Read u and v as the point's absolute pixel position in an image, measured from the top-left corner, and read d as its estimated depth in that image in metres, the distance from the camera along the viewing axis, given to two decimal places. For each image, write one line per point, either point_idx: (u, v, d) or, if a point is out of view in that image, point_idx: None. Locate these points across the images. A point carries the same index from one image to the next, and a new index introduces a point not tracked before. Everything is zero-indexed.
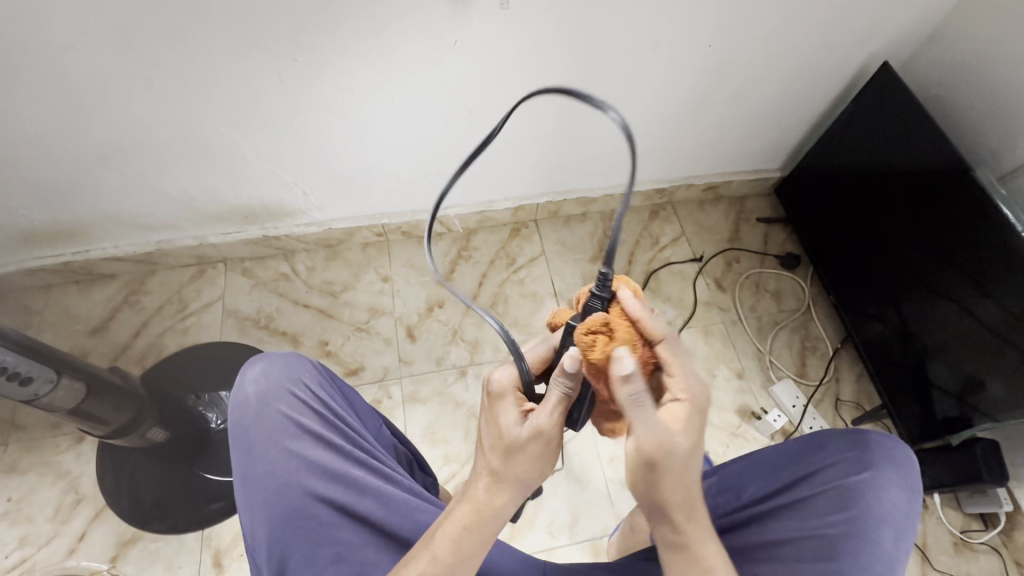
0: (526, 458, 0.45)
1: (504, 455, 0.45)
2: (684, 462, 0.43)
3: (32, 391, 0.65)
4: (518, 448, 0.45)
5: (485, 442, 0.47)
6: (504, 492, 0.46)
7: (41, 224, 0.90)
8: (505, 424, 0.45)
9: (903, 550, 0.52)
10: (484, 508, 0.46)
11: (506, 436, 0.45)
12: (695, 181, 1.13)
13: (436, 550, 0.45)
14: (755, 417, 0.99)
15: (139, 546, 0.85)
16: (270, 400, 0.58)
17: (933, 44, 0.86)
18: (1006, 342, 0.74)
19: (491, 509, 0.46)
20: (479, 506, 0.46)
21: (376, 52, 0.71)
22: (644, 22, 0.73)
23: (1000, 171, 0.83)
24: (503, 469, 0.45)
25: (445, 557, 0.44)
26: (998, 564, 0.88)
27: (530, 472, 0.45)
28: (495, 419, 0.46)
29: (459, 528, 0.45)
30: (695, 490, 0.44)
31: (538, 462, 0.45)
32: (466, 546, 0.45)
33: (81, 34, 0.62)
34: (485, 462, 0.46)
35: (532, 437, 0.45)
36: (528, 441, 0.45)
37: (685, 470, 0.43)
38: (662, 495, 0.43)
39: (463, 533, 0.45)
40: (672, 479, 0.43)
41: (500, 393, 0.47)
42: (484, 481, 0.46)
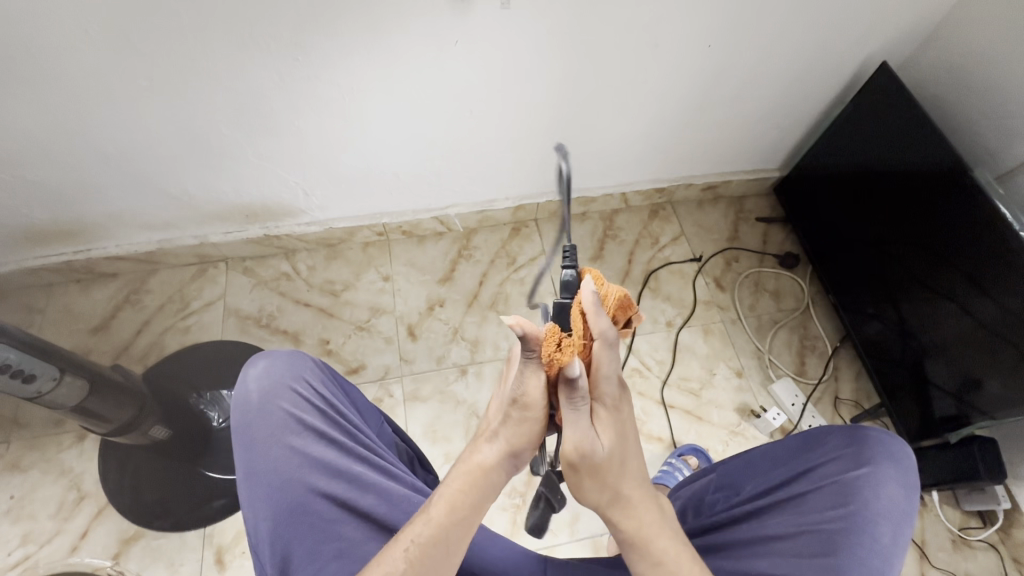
0: (515, 424, 0.45)
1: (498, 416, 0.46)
2: (604, 462, 0.44)
3: (35, 388, 0.65)
4: (506, 413, 0.45)
5: (490, 407, 0.49)
6: (496, 453, 0.46)
7: (43, 224, 0.90)
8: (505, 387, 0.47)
9: (901, 545, 0.52)
10: (475, 467, 0.46)
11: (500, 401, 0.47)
12: (694, 181, 1.14)
13: (431, 512, 0.46)
14: (754, 415, 0.99)
15: (141, 544, 0.85)
16: (272, 397, 0.59)
17: (931, 45, 0.87)
18: (1004, 340, 0.75)
19: (483, 469, 0.46)
20: (471, 466, 0.46)
21: (376, 50, 0.71)
22: (643, 22, 0.74)
23: (998, 171, 0.83)
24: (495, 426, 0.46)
25: (439, 516, 0.45)
26: (996, 561, 0.89)
27: (520, 439, 0.45)
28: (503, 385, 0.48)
29: (456, 490, 0.46)
30: (626, 487, 0.46)
31: (528, 432, 0.45)
32: (460, 505, 0.46)
33: (83, 33, 0.62)
34: (486, 425, 0.48)
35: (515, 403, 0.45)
36: (514, 408, 0.45)
37: (606, 469, 0.44)
38: (590, 494, 0.45)
39: (458, 494, 0.46)
40: (596, 475, 0.44)
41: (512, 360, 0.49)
42: (481, 442, 0.47)
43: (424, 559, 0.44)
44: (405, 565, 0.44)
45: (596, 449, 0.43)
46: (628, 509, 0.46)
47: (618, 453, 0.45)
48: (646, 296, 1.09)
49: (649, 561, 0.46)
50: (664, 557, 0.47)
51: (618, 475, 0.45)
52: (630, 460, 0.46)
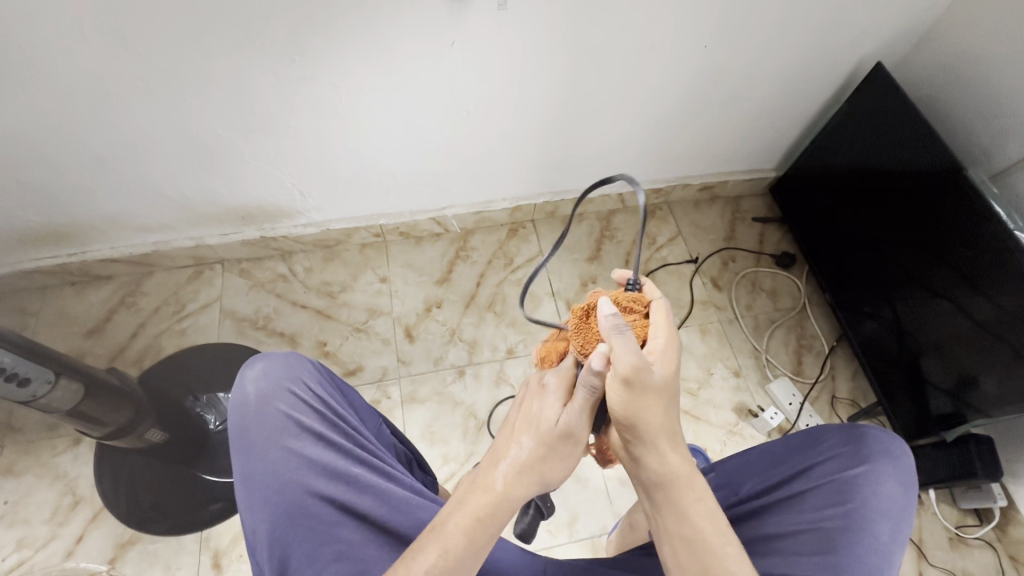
0: (553, 454, 0.48)
1: (533, 448, 0.48)
2: (661, 386, 0.49)
3: (30, 392, 0.64)
4: (550, 443, 0.48)
5: (512, 434, 0.50)
6: (525, 481, 0.48)
7: (38, 226, 0.90)
8: (545, 416, 0.49)
9: (900, 542, 0.52)
10: (499, 493, 0.47)
11: (539, 429, 0.49)
12: (691, 181, 1.14)
13: (447, 541, 0.45)
14: (752, 415, 0.99)
15: (137, 548, 0.85)
16: (269, 399, 0.58)
17: (925, 46, 0.87)
18: (999, 339, 0.75)
19: (507, 497, 0.47)
20: (495, 490, 0.47)
21: (372, 51, 0.71)
22: (640, 22, 0.74)
23: (992, 170, 0.84)
24: (526, 457, 0.48)
25: (456, 548, 0.44)
26: (993, 559, 0.89)
27: (554, 467, 0.49)
28: (533, 411, 0.50)
29: (470, 519, 0.46)
30: (671, 419, 0.50)
31: (564, 461, 0.49)
32: (479, 534, 0.45)
33: (78, 34, 0.62)
34: (508, 453, 0.49)
35: (563, 434, 0.48)
36: (559, 437, 0.48)
37: (662, 394, 0.49)
38: (649, 417, 0.48)
39: (475, 524, 0.46)
40: (655, 399, 0.48)
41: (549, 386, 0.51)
42: (506, 467, 0.48)
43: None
44: None
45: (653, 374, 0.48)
46: (671, 442, 0.49)
47: (671, 381, 0.50)
48: None
49: (684, 496, 0.48)
50: (700, 495, 0.49)
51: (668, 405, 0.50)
52: (674, 395, 0.51)
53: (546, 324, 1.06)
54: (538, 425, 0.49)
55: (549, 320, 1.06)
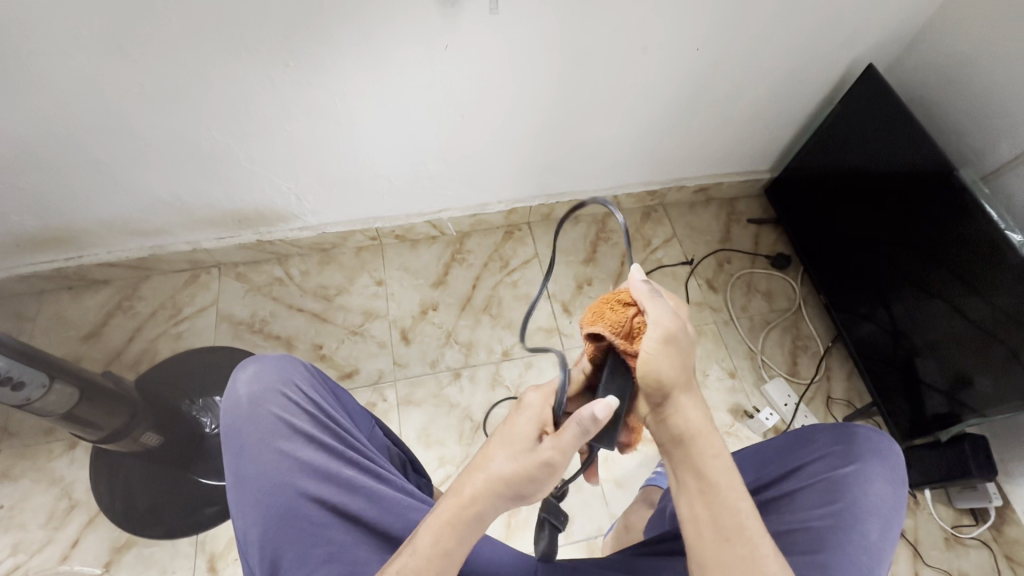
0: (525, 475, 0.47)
1: (504, 463, 0.47)
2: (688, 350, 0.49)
3: (25, 396, 0.65)
4: (522, 459, 0.47)
5: (489, 442, 0.49)
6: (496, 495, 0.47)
7: (34, 231, 0.90)
8: (521, 437, 0.48)
9: (890, 541, 0.52)
10: (469, 504, 0.46)
11: (511, 447, 0.48)
12: (686, 183, 1.14)
13: (418, 543, 0.46)
14: (747, 416, 1.00)
15: (133, 552, 0.85)
16: (262, 402, 0.59)
17: (915, 48, 0.88)
18: (995, 338, 0.75)
19: (476, 508, 0.46)
20: (466, 501, 0.46)
21: (365, 55, 0.71)
22: (632, 26, 0.74)
23: (983, 171, 0.84)
24: (496, 471, 0.47)
25: (426, 550, 0.45)
26: (989, 559, 0.89)
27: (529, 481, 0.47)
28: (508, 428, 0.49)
29: (441, 522, 0.46)
30: (693, 378, 0.50)
31: (537, 482, 0.47)
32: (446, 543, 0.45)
33: (74, 40, 0.62)
34: (483, 461, 0.48)
35: (538, 452, 0.47)
36: (531, 455, 0.47)
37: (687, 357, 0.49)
38: (673, 377, 0.48)
39: (444, 528, 0.46)
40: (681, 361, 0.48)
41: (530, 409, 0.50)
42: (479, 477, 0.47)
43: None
44: None
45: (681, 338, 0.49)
46: (694, 402, 0.49)
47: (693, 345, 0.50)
48: None
49: (705, 452, 0.48)
50: (720, 453, 0.48)
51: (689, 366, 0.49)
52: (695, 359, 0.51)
53: (541, 326, 1.06)
54: (515, 443, 0.48)
55: (545, 322, 1.06)
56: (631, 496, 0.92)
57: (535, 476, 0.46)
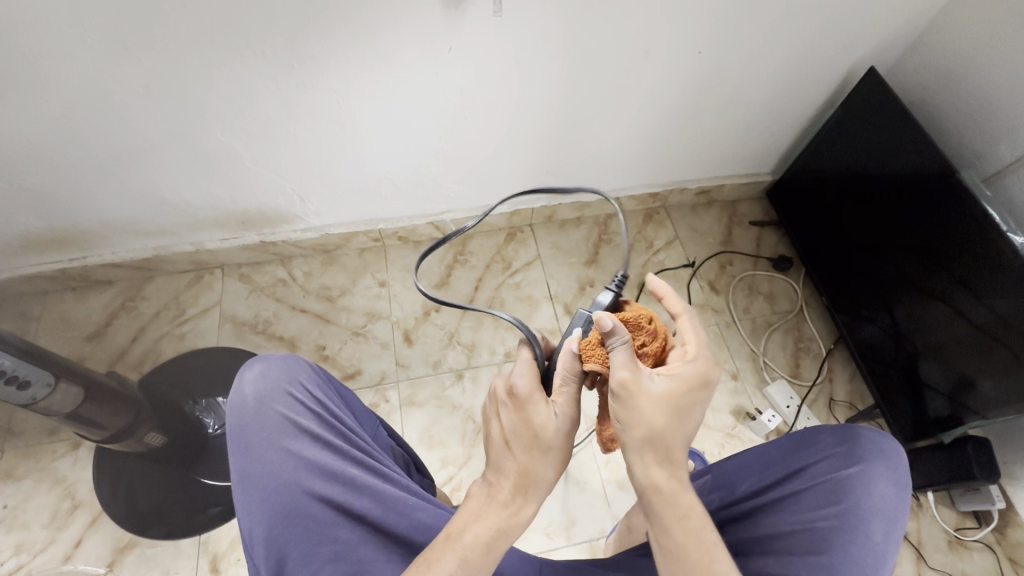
0: (557, 458, 0.51)
1: (537, 459, 0.51)
2: (651, 398, 0.48)
3: (30, 395, 0.65)
4: (557, 448, 0.51)
5: (511, 444, 0.52)
6: (533, 495, 0.51)
7: (39, 232, 0.90)
8: (541, 423, 0.51)
9: (894, 542, 0.52)
10: (517, 512, 0.50)
11: (542, 439, 0.51)
12: (688, 186, 1.15)
13: (472, 553, 0.47)
14: (750, 417, 1.00)
15: (135, 553, 0.85)
16: (268, 401, 0.59)
17: (917, 50, 0.88)
18: (997, 342, 0.75)
19: (523, 513, 0.50)
20: (515, 508, 0.50)
21: (368, 58, 0.72)
22: (634, 29, 0.75)
23: (985, 173, 0.85)
24: (533, 467, 0.51)
25: (480, 560, 0.47)
26: (992, 562, 0.89)
27: (554, 474, 0.52)
28: (528, 416, 0.51)
29: (492, 530, 0.48)
30: (672, 435, 0.49)
31: (564, 462, 0.52)
32: (497, 549, 0.48)
33: (81, 42, 0.63)
34: (517, 464, 0.51)
35: (565, 433, 0.51)
36: (562, 437, 0.51)
37: (653, 402, 0.48)
38: (643, 415, 0.48)
39: (496, 535, 0.48)
40: (647, 405, 0.48)
41: (527, 396, 0.52)
42: (522, 485, 0.51)
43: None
44: None
45: (646, 383, 0.49)
46: (662, 460, 0.49)
47: (663, 400, 0.48)
48: (641, 300, 1.10)
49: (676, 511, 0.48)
50: (690, 512, 0.48)
51: (677, 415, 0.49)
52: (677, 413, 0.49)
53: (544, 328, 1.06)
54: (538, 434, 0.51)
55: (547, 324, 1.06)
56: (633, 498, 0.92)
57: (563, 452, 0.51)
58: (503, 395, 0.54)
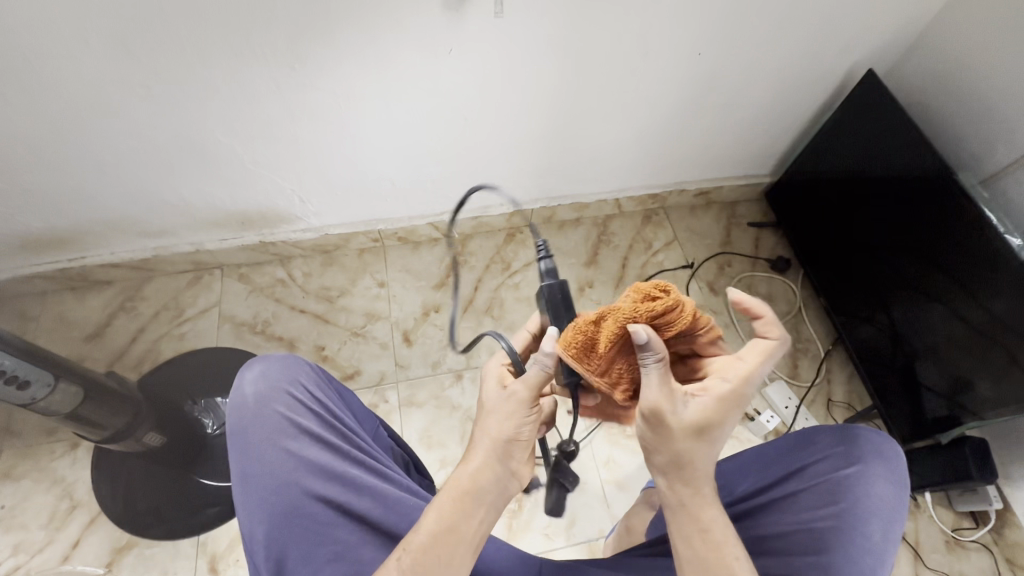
0: (499, 417, 0.50)
1: (480, 425, 0.50)
2: (682, 429, 0.47)
3: (29, 395, 0.65)
4: (495, 412, 0.50)
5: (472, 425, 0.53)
6: (484, 454, 0.49)
7: (38, 232, 0.90)
8: (484, 398, 0.52)
9: (892, 542, 0.53)
10: (464, 477, 0.48)
11: (485, 408, 0.51)
12: (687, 187, 1.15)
13: (421, 522, 0.47)
14: (748, 418, 1.00)
15: (134, 553, 0.85)
16: (268, 401, 0.59)
17: (915, 53, 0.88)
18: (994, 343, 0.75)
19: (473, 473, 0.48)
20: (460, 478, 0.48)
21: (369, 59, 0.72)
22: (634, 30, 0.75)
23: (982, 175, 0.85)
24: (478, 434, 0.50)
25: (428, 525, 0.47)
26: (989, 562, 0.89)
27: (505, 431, 0.49)
28: (479, 397, 0.53)
29: (444, 498, 0.48)
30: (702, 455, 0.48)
31: (513, 418, 0.49)
32: (450, 510, 0.47)
33: (82, 42, 0.63)
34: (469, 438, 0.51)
35: (505, 399, 0.50)
36: (498, 400, 0.50)
37: (687, 434, 0.47)
38: (675, 444, 0.47)
39: (448, 502, 0.48)
40: (678, 436, 0.47)
41: (486, 375, 0.54)
42: (470, 454, 0.50)
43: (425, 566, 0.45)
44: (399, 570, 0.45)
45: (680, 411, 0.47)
46: (683, 478, 0.49)
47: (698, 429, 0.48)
48: None
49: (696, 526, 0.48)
50: (709, 527, 0.48)
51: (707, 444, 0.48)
52: (711, 438, 0.48)
53: None
54: (479, 407, 0.52)
55: None
56: (633, 498, 0.92)
57: (505, 412, 0.50)
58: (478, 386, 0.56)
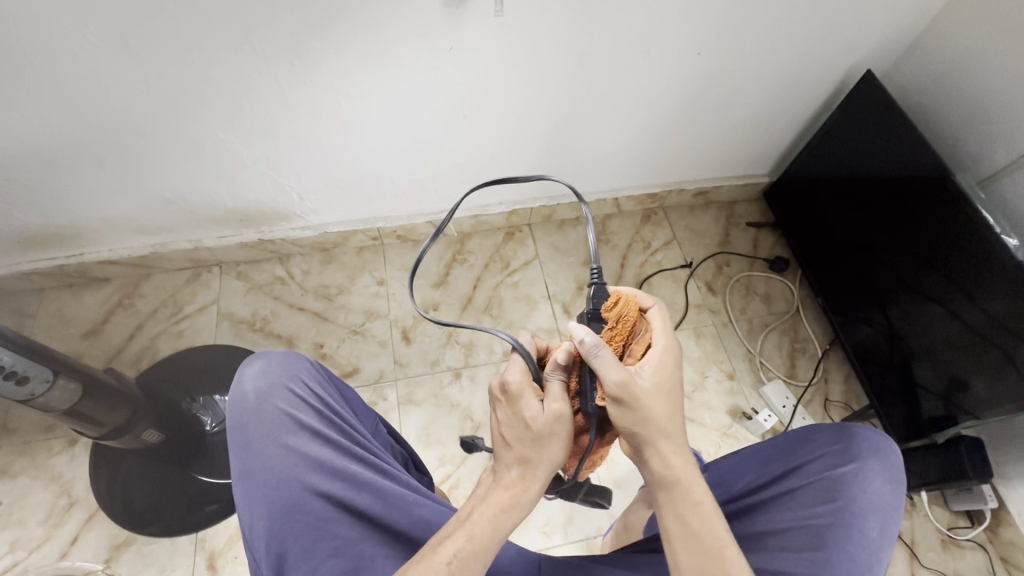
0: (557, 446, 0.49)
1: (536, 446, 0.49)
2: (651, 393, 0.48)
3: (28, 390, 0.65)
4: (553, 439, 0.49)
5: (508, 435, 0.51)
6: (538, 479, 0.49)
7: (36, 228, 0.90)
8: (529, 416, 0.49)
9: (888, 539, 0.53)
10: (520, 494, 0.49)
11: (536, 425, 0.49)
12: (686, 187, 1.16)
13: (473, 530, 0.47)
14: (746, 417, 1.00)
15: (132, 550, 0.85)
16: (269, 397, 0.59)
17: (913, 54, 0.89)
18: (991, 343, 0.76)
19: (525, 494, 0.49)
20: (519, 492, 0.49)
21: (369, 54, 0.71)
22: (634, 29, 0.75)
23: (979, 176, 0.86)
24: (532, 455, 0.49)
25: (481, 537, 0.47)
26: (984, 560, 0.90)
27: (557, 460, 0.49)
28: (518, 412, 0.50)
29: (495, 509, 0.48)
30: (673, 416, 0.50)
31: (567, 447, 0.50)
32: (501, 525, 0.48)
33: (81, 37, 0.63)
34: (516, 451, 0.50)
35: (556, 421, 0.49)
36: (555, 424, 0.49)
37: (654, 398, 0.48)
38: (649, 412, 0.48)
39: (499, 514, 0.48)
40: (650, 402, 0.48)
41: (518, 390, 0.51)
42: (517, 468, 0.50)
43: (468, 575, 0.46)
44: None
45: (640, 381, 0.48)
46: (674, 448, 0.50)
47: (663, 391, 0.49)
48: None
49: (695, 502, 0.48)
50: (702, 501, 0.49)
51: (670, 402, 0.50)
52: (672, 398, 0.50)
53: (542, 327, 1.06)
54: (528, 425, 0.49)
55: (545, 323, 1.07)
56: (631, 496, 0.92)
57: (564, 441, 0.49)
58: (497, 392, 0.52)
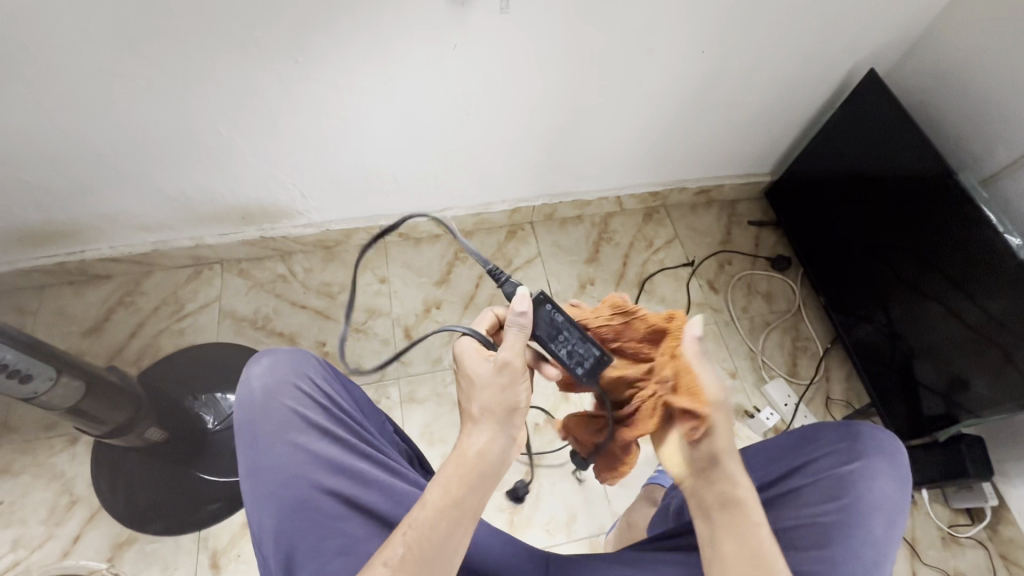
0: (496, 391, 0.49)
1: (478, 399, 0.49)
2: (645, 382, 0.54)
3: (31, 388, 0.64)
4: (487, 385, 0.49)
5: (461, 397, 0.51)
6: (486, 433, 0.48)
7: (36, 225, 0.89)
8: (473, 370, 0.50)
9: (894, 538, 0.54)
10: (467, 453, 0.48)
11: (475, 379, 0.50)
12: (687, 185, 1.15)
13: (428, 499, 0.46)
14: (748, 415, 1.01)
15: (135, 548, 0.85)
16: (276, 394, 0.59)
17: (917, 53, 0.89)
18: (990, 341, 0.76)
19: (476, 452, 0.48)
20: (464, 454, 0.48)
21: (373, 51, 0.71)
22: (639, 26, 0.75)
23: (982, 175, 0.86)
24: (478, 410, 0.49)
25: (435, 504, 0.46)
26: (984, 558, 0.91)
27: (502, 406, 0.49)
28: (464, 370, 0.51)
29: (448, 474, 0.47)
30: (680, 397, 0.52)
31: (509, 391, 0.49)
32: (455, 491, 0.46)
33: (83, 33, 0.62)
34: (467, 413, 0.50)
35: (496, 369, 0.49)
36: (493, 373, 0.49)
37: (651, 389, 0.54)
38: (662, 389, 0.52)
39: (452, 479, 0.47)
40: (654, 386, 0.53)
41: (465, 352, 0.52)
42: (470, 428, 0.49)
43: (425, 545, 0.44)
44: (405, 548, 0.44)
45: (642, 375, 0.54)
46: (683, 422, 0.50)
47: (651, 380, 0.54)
48: (640, 298, 1.10)
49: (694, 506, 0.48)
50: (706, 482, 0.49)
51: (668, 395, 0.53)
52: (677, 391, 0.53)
53: None
54: (472, 380, 0.50)
55: None
56: (633, 493, 0.92)
57: (506, 386, 0.49)
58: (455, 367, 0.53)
